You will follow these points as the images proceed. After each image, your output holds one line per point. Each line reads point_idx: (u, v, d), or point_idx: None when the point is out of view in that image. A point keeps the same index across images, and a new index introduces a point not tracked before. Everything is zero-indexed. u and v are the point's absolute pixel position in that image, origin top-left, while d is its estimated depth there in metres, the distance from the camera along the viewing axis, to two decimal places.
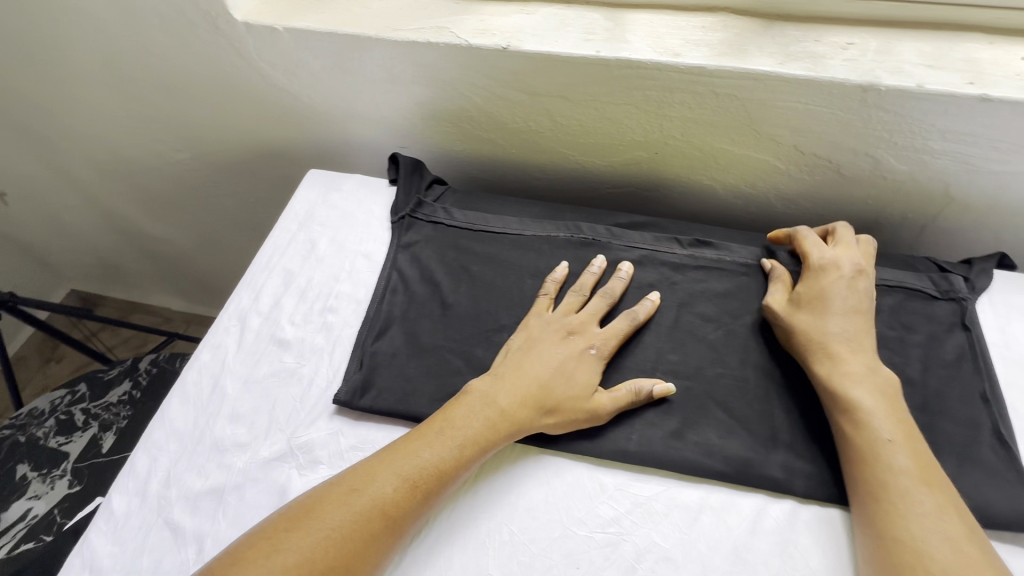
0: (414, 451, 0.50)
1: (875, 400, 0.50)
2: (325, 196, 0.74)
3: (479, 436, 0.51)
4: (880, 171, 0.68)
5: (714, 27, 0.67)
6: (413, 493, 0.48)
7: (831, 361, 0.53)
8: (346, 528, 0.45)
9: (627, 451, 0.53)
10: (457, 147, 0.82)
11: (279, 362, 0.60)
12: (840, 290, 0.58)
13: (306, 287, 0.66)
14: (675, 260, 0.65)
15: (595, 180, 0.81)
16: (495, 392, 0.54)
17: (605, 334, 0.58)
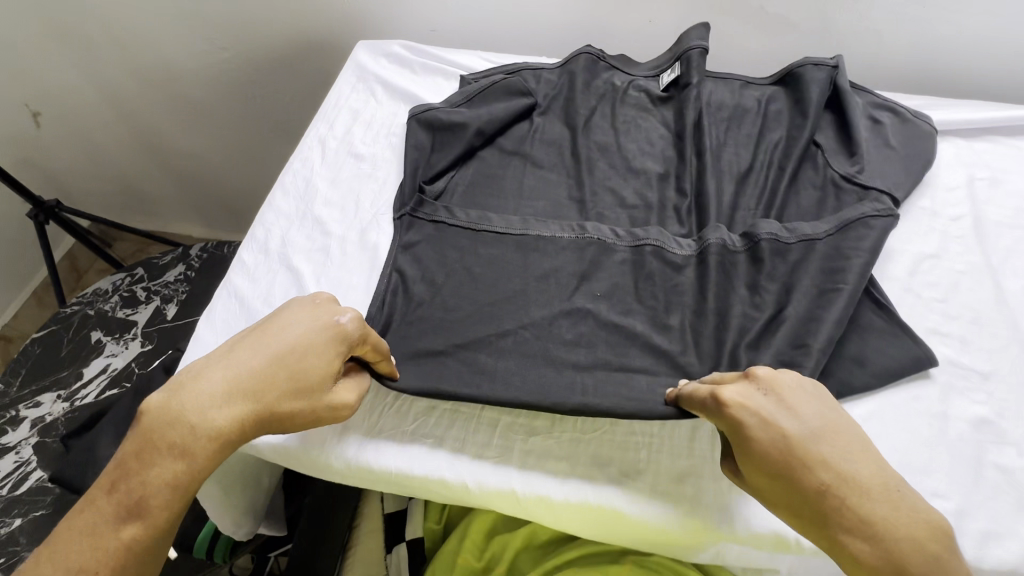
0: (142, 433, 0.47)
1: (846, 531, 0.43)
2: (376, 58, 0.88)
3: (226, 405, 0.48)
4: (829, 27, 0.85)
5: None
6: (189, 471, 0.46)
7: (802, 477, 0.44)
8: (112, 517, 0.45)
9: (630, 206, 0.70)
10: (481, 26, 0.97)
11: (358, 168, 0.74)
12: (765, 435, 0.46)
13: (371, 120, 0.80)
14: (676, 259, 0.64)
15: (604, 120, 0.77)
16: (210, 367, 0.50)
17: (330, 319, 0.52)
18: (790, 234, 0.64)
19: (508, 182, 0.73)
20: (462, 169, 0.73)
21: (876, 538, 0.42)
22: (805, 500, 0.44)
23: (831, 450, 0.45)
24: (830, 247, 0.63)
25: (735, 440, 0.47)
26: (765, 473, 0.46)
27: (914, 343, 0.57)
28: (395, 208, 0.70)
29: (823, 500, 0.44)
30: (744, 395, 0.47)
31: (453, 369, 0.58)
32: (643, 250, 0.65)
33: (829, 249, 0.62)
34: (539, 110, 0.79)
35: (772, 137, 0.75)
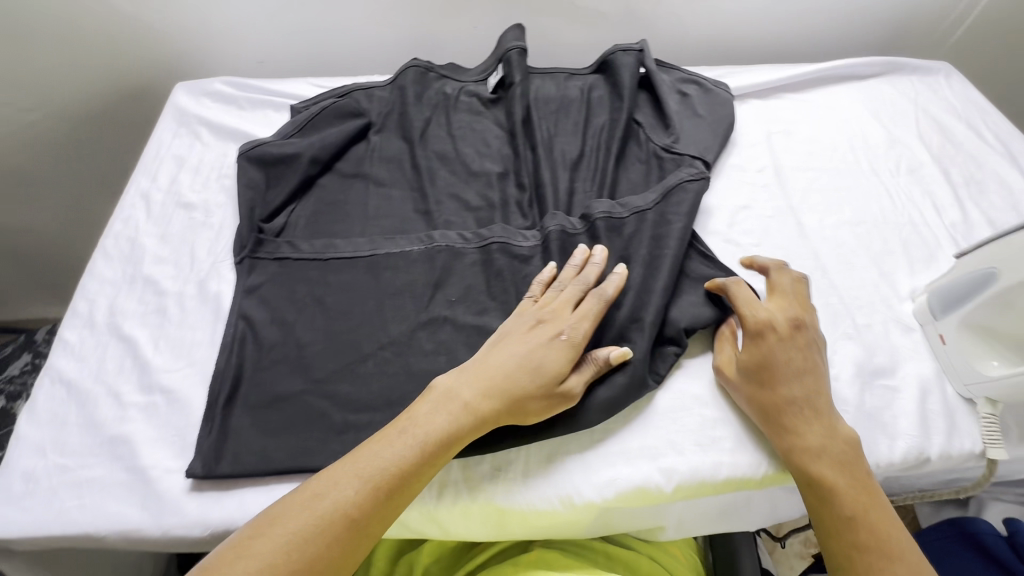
0: (432, 436, 0.50)
1: (806, 441, 0.52)
2: (197, 99, 0.83)
3: (451, 425, 0.51)
4: (634, 14, 0.92)
5: None
6: (375, 491, 0.47)
7: (804, 412, 0.53)
8: (316, 533, 0.45)
9: (474, 208, 0.72)
10: (310, 52, 0.95)
11: (189, 218, 0.70)
12: (790, 347, 0.55)
13: (199, 165, 0.76)
14: (525, 252, 0.67)
15: (442, 129, 0.79)
16: (458, 386, 0.53)
17: (576, 317, 0.57)
18: (622, 209, 0.68)
19: (352, 204, 0.72)
20: (300, 202, 0.71)
21: (822, 458, 0.51)
22: (785, 412, 0.53)
23: (824, 400, 0.54)
24: (658, 215, 0.67)
25: (748, 342, 0.56)
26: (758, 382, 0.55)
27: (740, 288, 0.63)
28: (236, 251, 0.67)
29: (795, 415, 0.53)
30: (797, 319, 0.57)
31: (315, 405, 0.56)
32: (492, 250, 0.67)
33: (658, 216, 0.67)
34: (376, 128, 0.79)
35: (598, 121, 0.79)
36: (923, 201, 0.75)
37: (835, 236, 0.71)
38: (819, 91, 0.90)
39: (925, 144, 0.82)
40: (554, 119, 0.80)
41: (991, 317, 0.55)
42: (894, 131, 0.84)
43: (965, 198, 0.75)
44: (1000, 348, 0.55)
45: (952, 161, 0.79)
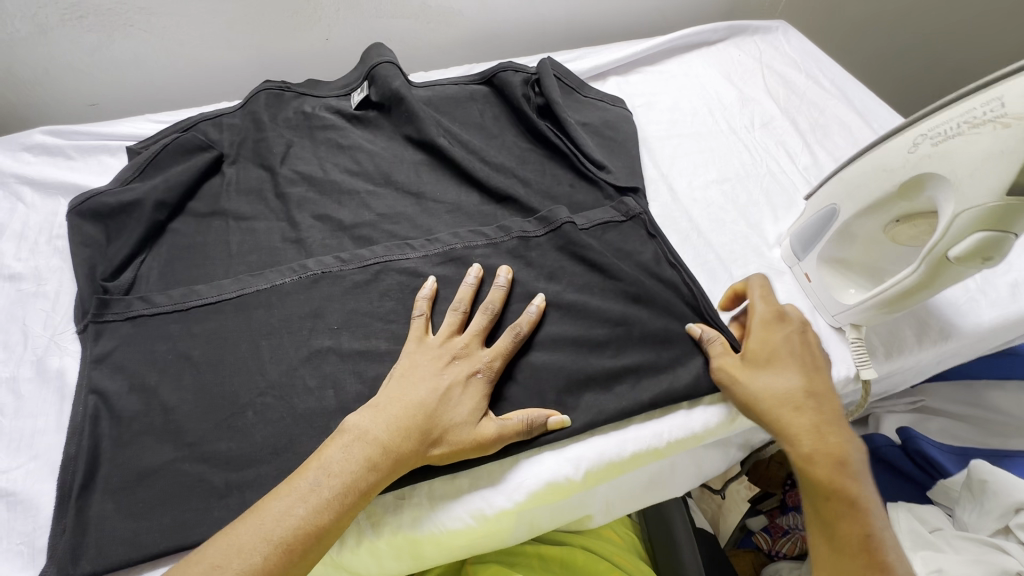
0: (349, 485, 0.45)
1: (810, 445, 0.51)
2: (13, 155, 0.74)
3: (360, 469, 0.46)
4: (486, 8, 0.93)
5: None
6: (281, 553, 0.42)
7: (798, 415, 0.52)
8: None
9: (348, 226, 0.68)
10: (148, 87, 0.87)
11: (18, 291, 0.61)
12: (796, 342, 0.56)
13: (25, 229, 0.67)
14: (411, 265, 0.64)
15: (307, 151, 0.74)
16: (372, 425, 0.48)
17: (491, 355, 0.55)
18: (505, 233, 0.67)
19: (214, 244, 0.66)
20: (152, 251, 0.65)
21: (826, 459, 0.51)
22: (791, 412, 0.53)
23: (824, 403, 0.54)
24: (551, 235, 0.66)
25: (757, 339, 0.57)
26: (766, 384, 0.54)
27: (643, 283, 0.63)
28: (78, 318, 0.59)
29: (804, 418, 0.52)
30: (800, 318, 0.57)
31: (191, 472, 0.51)
32: (371, 268, 0.64)
33: (550, 236, 0.66)
34: (231, 158, 0.72)
35: (472, 129, 0.79)
36: (777, 150, 0.80)
37: (705, 197, 0.74)
38: (674, 61, 0.93)
39: (772, 98, 0.87)
40: (429, 119, 0.76)
41: (840, 250, 0.59)
42: (744, 89, 0.88)
43: (812, 143, 0.81)
44: (854, 277, 0.59)
45: (797, 110, 0.85)
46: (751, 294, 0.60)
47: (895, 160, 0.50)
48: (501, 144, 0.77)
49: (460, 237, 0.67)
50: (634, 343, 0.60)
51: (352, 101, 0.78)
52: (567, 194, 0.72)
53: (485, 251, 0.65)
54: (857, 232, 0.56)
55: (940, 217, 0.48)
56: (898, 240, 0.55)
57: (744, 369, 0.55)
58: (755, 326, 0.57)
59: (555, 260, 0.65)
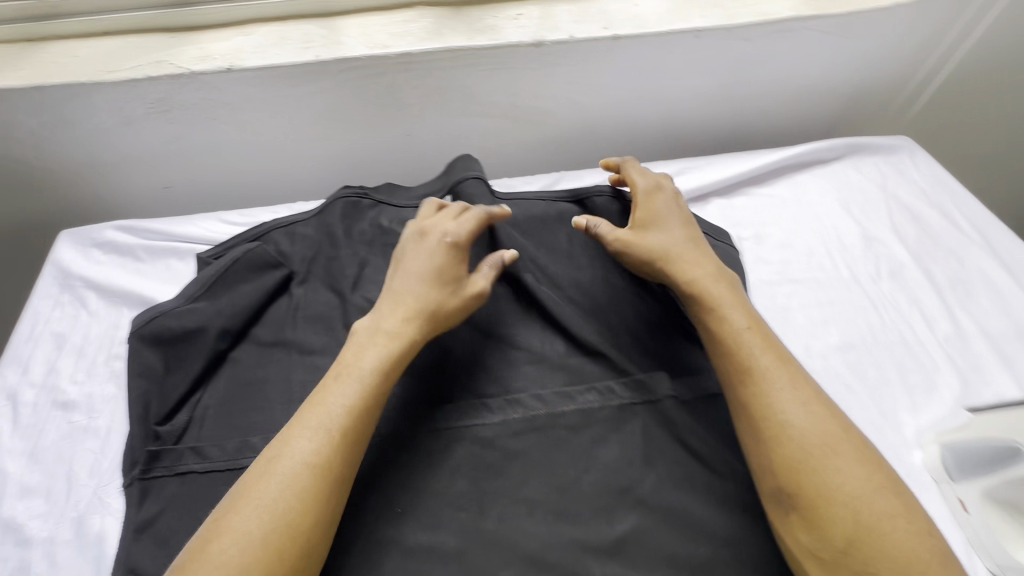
0: (369, 373, 0.53)
1: (711, 285, 0.60)
2: (83, 252, 0.71)
3: (379, 361, 0.54)
4: (579, 110, 0.86)
5: (415, 18, 0.77)
6: (339, 437, 0.50)
7: (691, 272, 0.61)
8: (308, 487, 0.47)
9: (420, 373, 0.61)
10: (222, 173, 0.84)
11: (68, 424, 0.57)
12: (674, 207, 0.69)
13: (84, 344, 0.63)
14: (487, 433, 0.57)
15: (380, 273, 0.68)
16: (379, 323, 0.57)
17: (462, 250, 0.62)
18: (597, 399, 0.60)
19: (274, 382, 0.60)
20: (210, 386, 0.60)
21: (722, 286, 0.60)
22: (687, 263, 0.62)
23: (694, 236, 0.66)
24: (648, 410, 0.59)
25: (641, 211, 0.68)
26: (652, 238, 0.65)
27: (752, 490, 0.56)
28: (127, 466, 0.54)
29: (680, 257, 0.63)
30: (672, 189, 0.70)
31: None
32: (443, 432, 0.57)
33: (648, 411, 0.59)
34: (301, 277, 0.67)
35: (562, 256, 0.71)
36: (910, 310, 0.69)
37: (827, 368, 0.64)
38: (784, 181, 0.84)
39: (901, 238, 0.76)
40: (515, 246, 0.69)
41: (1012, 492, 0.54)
42: (867, 225, 0.78)
43: (954, 304, 0.69)
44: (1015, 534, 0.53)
45: (931, 257, 0.74)
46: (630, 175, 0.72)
47: None
48: (591, 278, 0.69)
49: (544, 401, 0.60)
50: (742, 570, 0.52)
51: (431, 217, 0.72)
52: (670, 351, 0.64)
53: (573, 422, 0.59)
54: None
55: None
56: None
57: (636, 232, 0.66)
58: (639, 197, 0.69)
59: (652, 444, 0.57)
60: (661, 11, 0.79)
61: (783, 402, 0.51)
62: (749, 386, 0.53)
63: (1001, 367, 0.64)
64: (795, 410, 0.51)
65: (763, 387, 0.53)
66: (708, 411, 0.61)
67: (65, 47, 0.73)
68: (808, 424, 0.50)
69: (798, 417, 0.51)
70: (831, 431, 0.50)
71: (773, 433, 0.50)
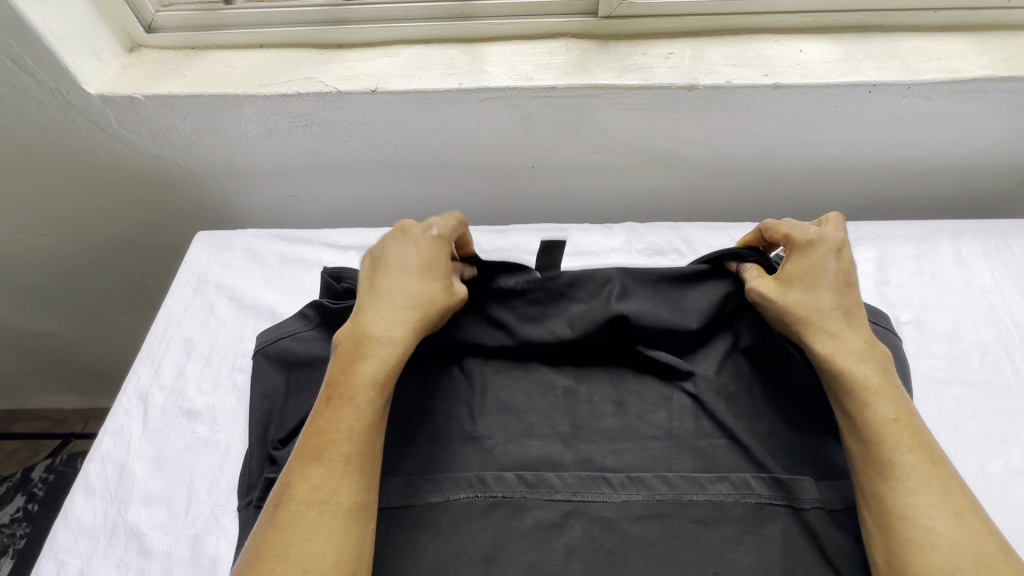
0: (370, 391, 0.50)
1: (862, 371, 0.52)
2: (217, 255, 0.73)
3: (377, 375, 0.51)
4: (716, 156, 0.81)
5: (559, 51, 0.75)
6: (350, 464, 0.48)
7: (820, 343, 0.54)
8: (334, 521, 0.45)
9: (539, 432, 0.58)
10: (345, 188, 0.85)
11: (191, 433, 0.58)
12: (839, 267, 0.58)
13: (211, 352, 0.64)
14: (608, 512, 0.53)
15: None
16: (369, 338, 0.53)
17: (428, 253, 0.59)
18: (733, 490, 0.54)
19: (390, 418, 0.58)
20: None
21: (870, 368, 0.52)
22: (829, 340, 0.54)
23: (846, 304, 0.56)
24: (791, 515, 0.53)
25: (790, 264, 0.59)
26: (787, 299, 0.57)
27: None
28: (243, 489, 0.54)
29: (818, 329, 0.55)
30: (841, 239, 0.59)
31: None
32: (560, 505, 0.53)
33: (790, 516, 0.52)
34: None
35: None
36: None
37: (1008, 497, 0.55)
38: (951, 258, 0.74)
39: None
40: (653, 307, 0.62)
41: None
42: None
43: None
44: None
45: None
46: (779, 227, 0.62)
47: None
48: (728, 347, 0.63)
49: (672, 486, 0.54)
50: None
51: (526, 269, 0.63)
52: (823, 446, 0.56)
53: (702, 515, 0.53)
54: None
55: None
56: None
57: (777, 287, 0.58)
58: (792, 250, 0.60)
59: (794, 557, 0.51)
60: (830, 61, 0.72)
61: (920, 501, 0.46)
62: (886, 485, 0.47)
63: None
64: (939, 516, 0.45)
65: (897, 485, 0.47)
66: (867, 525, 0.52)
67: (224, 57, 0.76)
68: (945, 522, 0.44)
69: (935, 517, 0.45)
70: (980, 547, 0.43)
71: (914, 538, 0.44)
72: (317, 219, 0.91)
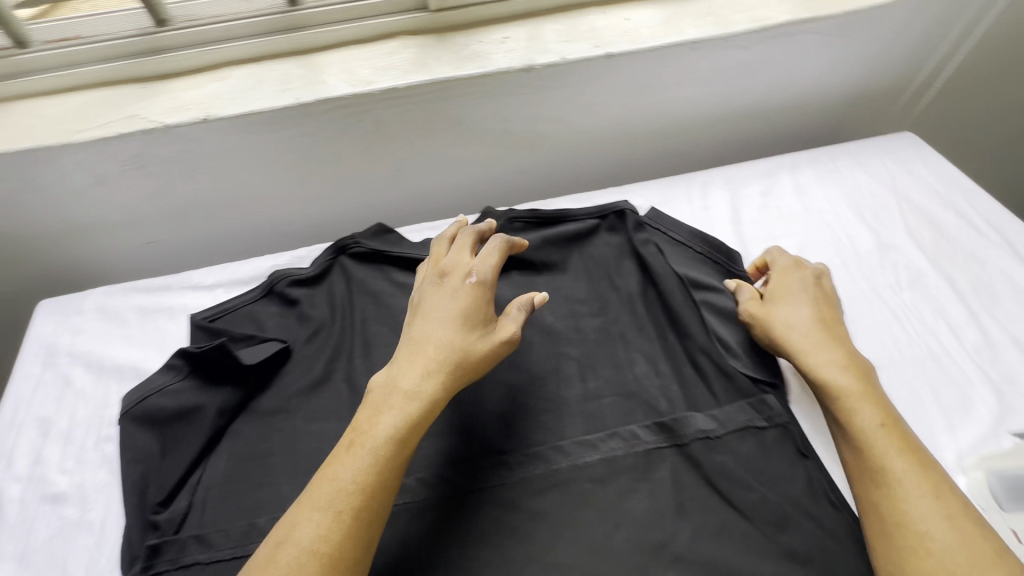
0: (387, 444, 0.48)
1: (843, 380, 0.54)
2: (66, 322, 0.67)
3: (399, 425, 0.49)
4: (574, 130, 0.84)
5: (397, 50, 0.74)
6: (345, 516, 0.45)
7: (807, 355, 0.57)
8: (309, 575, 0.42)
9: (434, 431, 0.58)
10: (206, 224, 0.80)
11: (59, 519, 0.53)
12: (808, 282, 0.63)
13: (71, 427, 0.59)
14: (508, 492, 0.54)
15: (383, 329, 0.66)
16: (396, 377, 0.51)
17: (479, 261, 0.58)
18: (622, 443, 0.57)
19: (282, 453, 0.57)
20: (210, 464, 0.56)
21: (850, 375, 0.54)
22: (815, 346, 0.57)
23: (829, 320, 0.60)
24: (675, 453, 0.56)
25: (776, 275, 0.65)
26: (783, 318, 0.60)
27: (799, 527, 0.52)
28: (126, 564, 0.51)
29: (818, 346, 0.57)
30: (816, 266, 0.65)
31: None
32: (462, 497, 0.54)
33: (675, 454, 0.56)
34: (311, 334, 0.65)
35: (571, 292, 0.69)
36: (936, 322, 0.67)
37: None
38: (791, 189, 0.81)
39: (917, 243, 0.74)
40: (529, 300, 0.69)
41: None
42: (880, 233, 0.76)
43: (980, 312, 0.67)
44: None
45: (951, 264, 0.72)
46: (773, 258, 0.68)
47: None
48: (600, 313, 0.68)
49: (566, 453, 0.56)
50: None
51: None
52: (699, 379, 0.61)
53: (597, 473, 0.55)
54: None
55: None
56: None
57: (767, 309, 0.62)
58: (773, 274, 0.66)
59: (684, 492, 0.54)
60: (654, 24, 0.76)
61: (913, 507, 0.46)
62: (880, 494, 0.48)
63: None
64: (934, 521, 0.45)
65: (890, 494, 0.47)
66: (743, 443, 0.57)
67: (31, 106, 0.69)
68: (931, 513, 0.45)
69: (929, 517, 0.45)
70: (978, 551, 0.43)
71: (912, 546, 0.45)
72: (185, 262, 0.86)
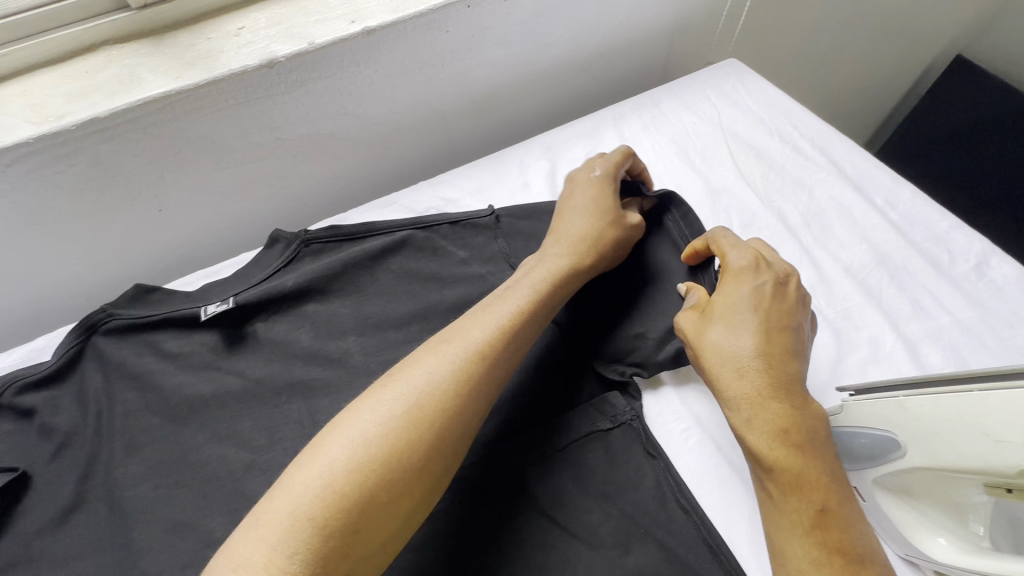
0: (476, 359, 0.45)
1: (772, 447, 0.43)
2: None
3: (489, 340, 0.46)
4: (366, 123, 0.72)
5: (99, 66, 0.59)
6: (411, 424, 0.40)
7: (735, 406, 0.46)
8: (364, 461, 0.38)
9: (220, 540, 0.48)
10: None
11: None
12: (763, 296, 0.49)
13: None
14: None
15: (152, 420, 0.54)
16: (488, 297, 0.51)
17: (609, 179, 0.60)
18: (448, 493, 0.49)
19: None
20: None
21: (788, 438, 0.43)
22: (747, 395, 0.45)
23: (782, 354, 0.47)
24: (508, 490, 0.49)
25: (725, 285, 0.50)
26: (708, 339, 0.48)
27: (646, 543, 0.47)
28: None
29: (738, 386, 0.46)
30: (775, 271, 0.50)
31: None
32: None
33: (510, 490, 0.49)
34: (55, 449, 0.52)
35: (381, 322, 0.60)
36: None
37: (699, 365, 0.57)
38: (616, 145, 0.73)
39: (749, 183, 0.69)
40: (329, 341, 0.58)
41: (904, 481, 0.43)
42: (710, 176, 0.70)
43: (812, 247, 0.64)
44: (931, 519, 0.43)
45: (782, 198, 0.68)
46: (722, 243, 0.54)
47: (987, 402, 0.37)
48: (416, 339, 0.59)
49: None
50: None
51: (203, 316, 0.58)
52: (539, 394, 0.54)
53: (418, 538, 0.47)
54: (923, 480, 0.42)
55: (972, 492, 0.40)
56: (986, 495, 0.40)
57: (704, 329, 0.49)
58: (722, 280, 0.51)
59: (520, 535, 0.47)
60: None
61: None
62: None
63: (871, 304, 0.59)
64: None
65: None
66: (586, 456, 0.51)
67: None
68: None
69: None
70: None
71: None
72: None
